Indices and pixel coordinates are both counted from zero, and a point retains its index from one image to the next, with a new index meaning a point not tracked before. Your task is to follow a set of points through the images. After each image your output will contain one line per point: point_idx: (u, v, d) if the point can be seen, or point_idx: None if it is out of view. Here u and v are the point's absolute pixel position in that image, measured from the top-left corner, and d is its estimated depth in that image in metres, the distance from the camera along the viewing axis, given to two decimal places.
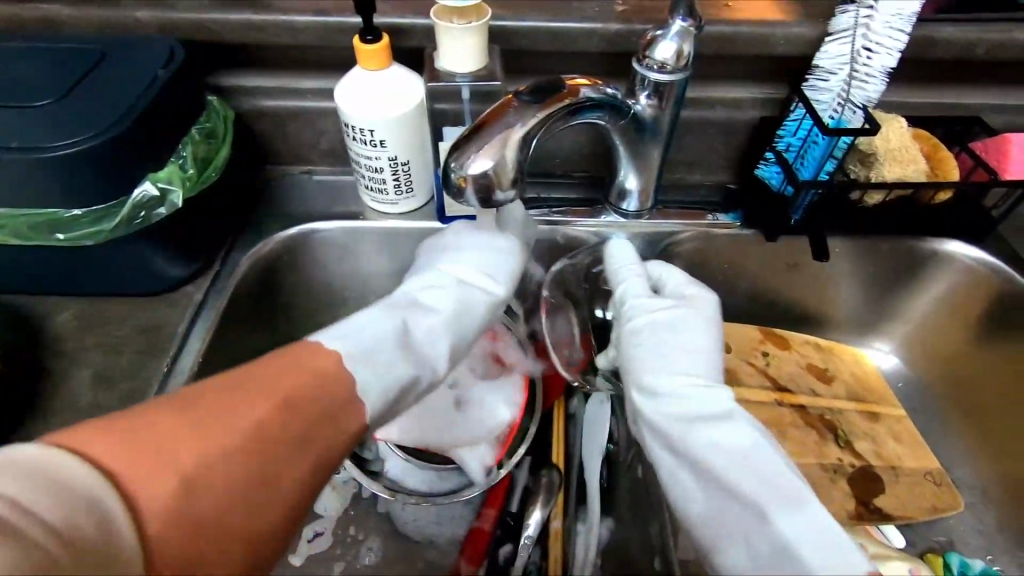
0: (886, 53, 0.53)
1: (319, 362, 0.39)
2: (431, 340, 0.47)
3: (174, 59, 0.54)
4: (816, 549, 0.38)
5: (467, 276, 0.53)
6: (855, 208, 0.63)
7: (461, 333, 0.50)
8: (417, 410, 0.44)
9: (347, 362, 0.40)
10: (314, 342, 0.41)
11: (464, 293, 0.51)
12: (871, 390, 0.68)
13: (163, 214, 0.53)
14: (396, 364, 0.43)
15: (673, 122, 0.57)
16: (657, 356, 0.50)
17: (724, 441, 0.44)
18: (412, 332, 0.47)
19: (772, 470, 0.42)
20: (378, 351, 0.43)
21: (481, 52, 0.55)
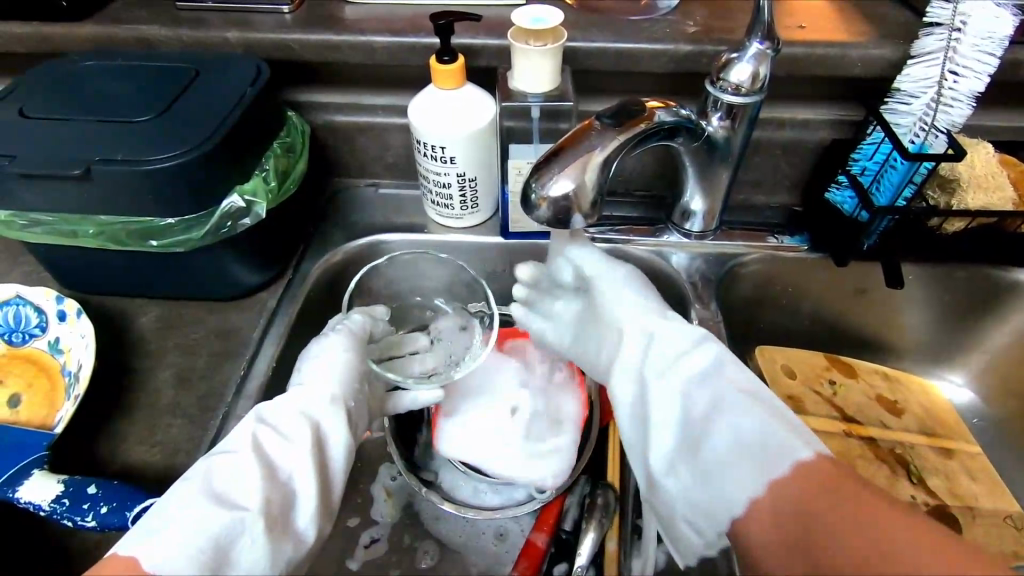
0: (975, 76, 0.51)
1: (133, 570, 0.36)
2: (251, 496, 0.41)
3: (260, 77, 0.57)
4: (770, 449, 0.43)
5: (290, 405, 0.48)
6: (931, 235, 0.61)
7: (290, 470, 0.44)
8: (248, 558, 0.39)
9: (149, 553, 0.37)
10: (129, 556, 0.37)
11: (281, 424, 0.47)
12: (944, 424, 0.65)
13: (248, 224, 0.55)
14: (210, 529, 0.39)
15: (744, 144, 0.57)
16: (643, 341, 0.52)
17: (693, 383, 0.49)
18: (223, 495, 0.41)
19: (732, 396, 0.47)
20: (192, 524, 0.39)
21: (554, 73, 0.56)
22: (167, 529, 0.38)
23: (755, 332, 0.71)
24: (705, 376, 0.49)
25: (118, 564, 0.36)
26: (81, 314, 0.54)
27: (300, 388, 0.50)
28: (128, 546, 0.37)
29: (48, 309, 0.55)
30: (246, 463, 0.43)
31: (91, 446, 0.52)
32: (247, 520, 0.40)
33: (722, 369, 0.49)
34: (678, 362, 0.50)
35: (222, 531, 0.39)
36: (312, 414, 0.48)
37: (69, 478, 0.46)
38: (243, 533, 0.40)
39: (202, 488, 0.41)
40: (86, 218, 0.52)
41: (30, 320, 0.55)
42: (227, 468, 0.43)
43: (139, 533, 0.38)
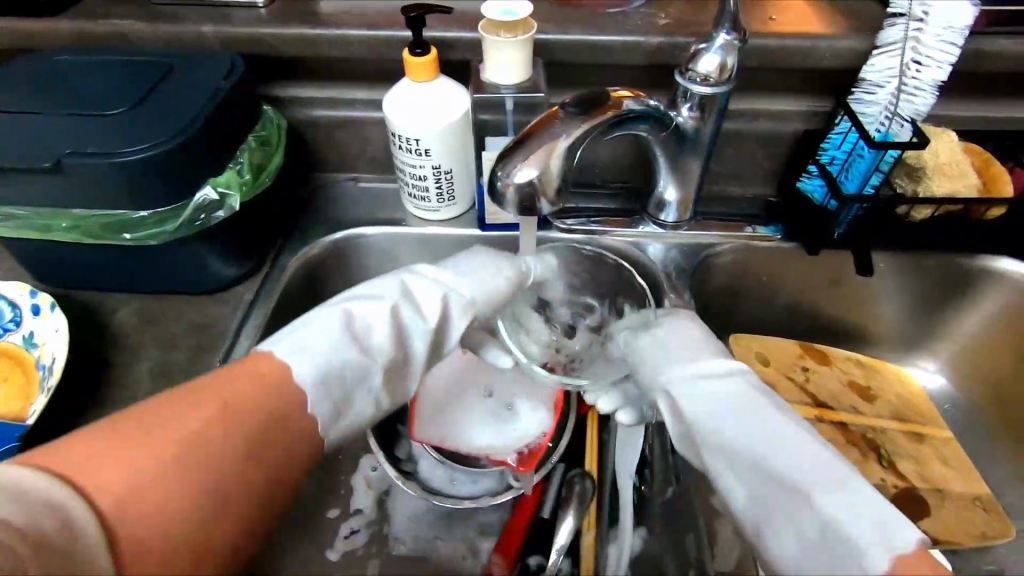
0: (936, 66, 0.52)
1: (277, 374, 0.42)
2: (384, 329, 0.49)
3: (235, 70, 0.57)
4: (863, 527, 0.37)
5: (421, 283, 0.52)
6: (900, 223, 0.62)
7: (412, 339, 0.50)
8: (358, 381, 0.46)
9: (287, 356, 0.44)
10: (283, 362, 0.43)
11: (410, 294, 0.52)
12: (916, 410, 0.66)
13: (222, 217, 0.55)
14: (336, 351, 0.46)
15: (714, 135, 0.57)
16: (672, 354, 0.49)
17: (775, 448, 0.42)
18: (355, 327, 0.48)
19: (804, 466, 0.41)
20: (323, 348, 0.45)
21: (526, 65, 0.56)
22: (298, 350, 0.45)
23: (731, 321, 0.72)
24: (781, 446, 0.42)
25: (269, 361, 0.43)
26: (55, 307, 0.54)
27: (437, 268, 0.54)
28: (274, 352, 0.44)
29: (23, 303, 0.55)
30: (384, 310, 0.49)
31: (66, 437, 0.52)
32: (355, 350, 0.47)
33: (764, 408, 0.44)
34: (744, 433, 0.43)
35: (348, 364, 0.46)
36: (431, 280, 0.53)
37: None
38: (352, 361, 0.46)
39: (343, 321, 0.48)
40: (60, 211, 0.52)
41: (4, 314, 0.55)
42: (365, 307, 0.49)
43: (275, 340, 0.46)
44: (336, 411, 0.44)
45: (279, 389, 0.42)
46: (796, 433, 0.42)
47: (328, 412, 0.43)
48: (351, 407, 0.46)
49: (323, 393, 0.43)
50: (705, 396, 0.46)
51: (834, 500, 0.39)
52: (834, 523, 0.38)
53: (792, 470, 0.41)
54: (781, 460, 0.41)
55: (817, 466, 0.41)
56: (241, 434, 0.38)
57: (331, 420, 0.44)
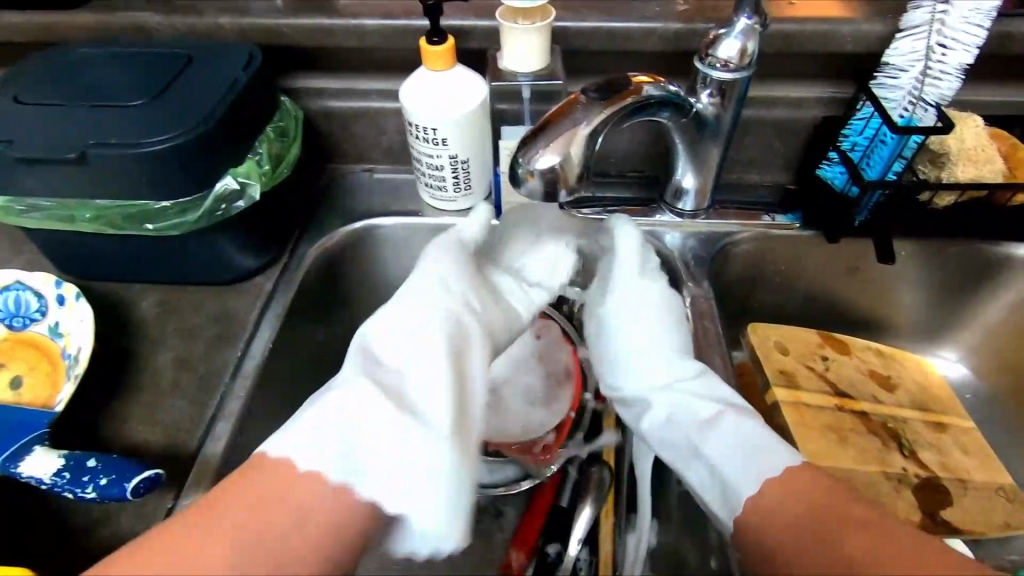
0: (963, 49, 0.51)
1: (281, 471, 0.39)
2: (393, 424, 0.41)
3: (253, 61, 0.57)
4: (749, 455, 0.44)
5: (421, 301, 0.49)
6: (923, 210, 0.61)
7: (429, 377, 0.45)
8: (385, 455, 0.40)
9: (290, 451, 0.40)
10: (286, 459, 0.40)
11: (423, 323, 0.48)
12: (937, 399, 0.66)
13: (241, 207, 0.55)
14: (344, 418, 0.41)
15: (734, 121, 0.57)
16: (624, 329, 0.55)
17: (682, 405, 0.49)
18: (373, 372, 0.45)
19: (710, 419, 0.47)
20: (339, 444, 0.40)
21: (543, 51, 0.56)
22: (304, 431, 0.41)
23: (749, 311, 0.71)
24: (687, 399, 0.49)
25: (270, 464, 0.40)
26: (80, 297, 0.55)
27: (428, 278, 0.51)
28: (272, 452, 0.40)
29: (48, 293, 0.56)
30: (401, 338, 0.47)
31: (91, 424, 0.53)
32: (380, 404, 0.42)
33: (701, 378, 0.50)
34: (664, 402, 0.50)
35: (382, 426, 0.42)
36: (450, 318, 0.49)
37: (69, 453, 0.47)
38: (385, 442, 0.41)
39: (367, 363, 0.45)
40: (84, 202, 0.52)
41: (30, 304, 0.56)
42: (380, 338, 0.48)
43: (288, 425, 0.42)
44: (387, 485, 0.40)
45: (284, 479, 0.39)
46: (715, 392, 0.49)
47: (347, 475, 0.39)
48: (389, 478, 0.40)
49: (340, 466, 0.40)
50: (630, 364, 0.53)
51: (728, 430, 0.46)
52: (725, 449, 0.45)
53: (695, 415, 0.48)
54: (687, 407, 0.49)
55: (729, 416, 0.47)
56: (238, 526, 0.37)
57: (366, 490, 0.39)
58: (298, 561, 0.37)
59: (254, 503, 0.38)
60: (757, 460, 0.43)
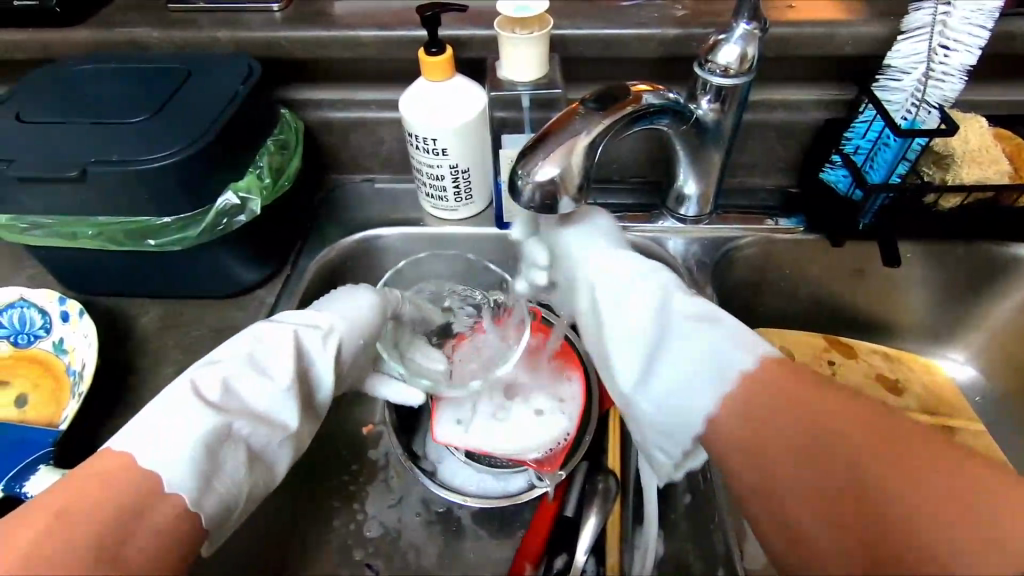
0: (965, 50, 0.50)
1: (122, 473, 0.35)
2: (237, 445, 0.41)
3: (252, 75, 0.57)
4: (727, 355, 0.38)
5: (284, 359, 0.46)
6: (928, 212, 0.60)
7: (280, 381, 0.45)
8: (238, 462, 0.41)
9: (139, 454, 0.37)
10: (151, 473, 0.36)
11: (251, 381, 0.44)
12: (945, 403, 0.65)
13: (243, 221, 0.56)
14: (206, 439, 0.39)
15: (735, 125, 0.57)
16: (616, 295, 0.44)
17: (627, 344, 0.42)
18: (216, 400, 0.42)
19: (685, 381, 0.39)
20: (174, 463, 0.37)
21: (542, 61, 0.56)
22: (164, 426, 0.39)
23: (753, 315, 0.71)
24: (629, 343, 0.42)
25: (121, 464, 0.36)
26: (83, 314, 0.55)
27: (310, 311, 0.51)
28: (120, 449, 0.37)
29: (52, 310, 0.56)
30: (236, 376, 0.44)
31: (96, 441, 0.53)
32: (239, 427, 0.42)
33: (696, 313, 0.41)
34: (612, 294, 0.45)
35: (223, 471, 0.40)
36: (318, 340, 0.48)
37: (70, 473, 0.48)
38: (237, 463, 0.41)
39: (198, 400, 0.41)
40: (86, 220, 0.52)
41: (33, 322, 0.56)
42: (208, 376, 0.43)
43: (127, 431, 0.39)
44: (208, 496, 0.38)
45: (112, 481, 0.35)
46: (719, 331, 0.39)
47: (200, 494, 0.38)
48: (227, 486, 0.40)
49: (200, 482, 0.38)
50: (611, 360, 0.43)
51: (706, 344, 0.39)
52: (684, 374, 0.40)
53: (708, 358, 0.39)
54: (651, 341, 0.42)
55: (646, 308, 0.42)
56: (80, 533, 0.32)
57: (208, 506, 0.38)
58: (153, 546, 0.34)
59: (75, 518, 0.32)
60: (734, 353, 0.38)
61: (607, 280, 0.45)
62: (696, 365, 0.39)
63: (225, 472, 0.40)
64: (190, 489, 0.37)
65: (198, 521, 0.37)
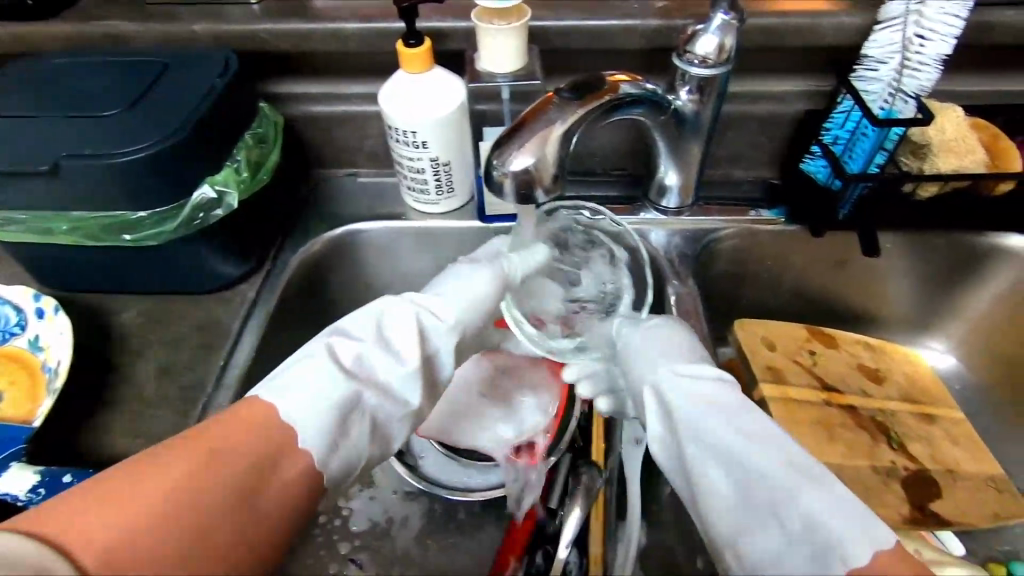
0: (941, 40, 0.51)
1: (267, 424, 0.40)
2: (360, 416, 0.45)
3: (229, 67, 0.57)
4: (834, 527, 0.36)
5: (403, 330, 0.50)
6: (907, 202, 0.61)
7: (401, 350, 0.49)
8: (361, 427, 0.45)
9: (287, 412, 0.41)
10: (287, 427, 0.41)
11: (404, 351, 0.49)
12: (925, 391, 0.66)
13: (220, 215, 0.55)
14: (336, 404, 0.44)
15: (715, 116, 0.57)
16: (711, 453, 0.41)
17: (719, 464, 0.40)
18: (347, 366, 0.46)
19: (758, 461, 0.39)
20: (305, 418, 0.42)
21: (521, 53, 0.56)
22: (298, 389, 0.43)
23: (737, 307, 0.71)
24: (710, 448, 0.42)
25: (255, 414, 0.40)
26: (59, 310, 0.54)
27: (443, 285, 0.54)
28: (271, 405, 0.41)
29: (27, 307, 0.55)
30: (370, 350, 0.48)
31: (73, 438, 0.52)
32: (368, 396, 0.46)
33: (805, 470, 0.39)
34: (707, 413, 0.43)
35: (347, 437, 0.44)
36: (430, 321, 0.51)
37: (45, 469, 0.47)
38: (359, 433, 0.45)
39: (337, 371, 0.45)
40: (60, 214, 0.52)
41: (9, 318, 0.55)
42: (345, 346, 0.48)
43: (277, 384, 0.43)
44: (333, 457, 0.42)
45: (257, 431, 0.39)
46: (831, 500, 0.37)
47: (327, 454, 0.42)
48: (348, 449, 0.44)
49: (329, 442, 0.42)
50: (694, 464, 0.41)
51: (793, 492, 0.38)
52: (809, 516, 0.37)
53: (809, 512, 0.37)
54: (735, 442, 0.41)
55: (763, 441, 0.40)
56: (228, 481, 0.36)
57: (332, 466, 0.42)
58: (281, 501, 0.38)
59: (230, 462, 0.37)
60: (844, 541, 0.35)
61: (717, 436, 0.41)
62: (778, 498, 0.38)
63: (353, 436, 0.44)
64: (320, 449, 0.41)
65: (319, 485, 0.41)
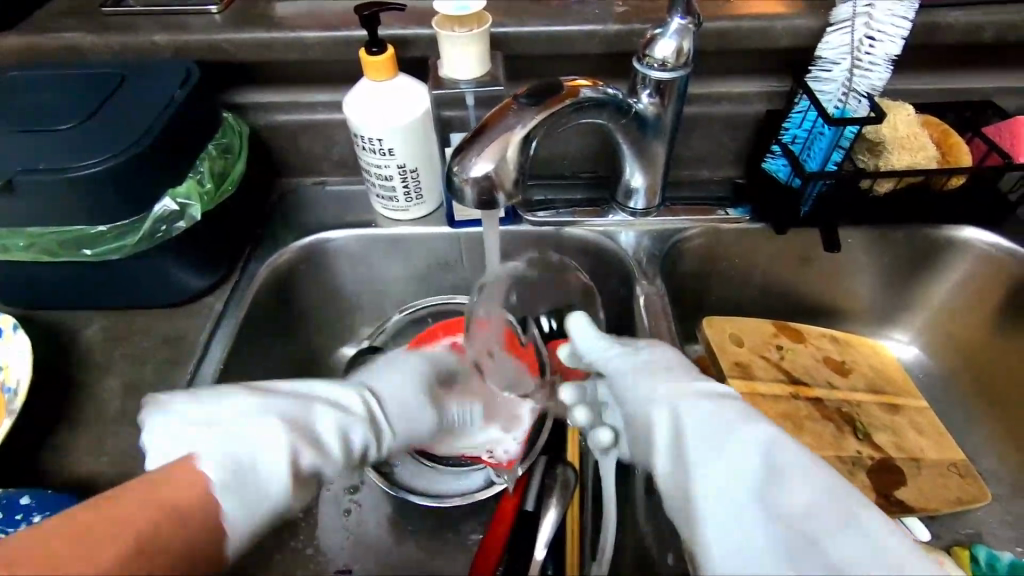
0: (890, 40, 0.53)
1: (191, 485, 0.38)
2: (278, 453, 0.41)
3: (190, 79, 0.56)
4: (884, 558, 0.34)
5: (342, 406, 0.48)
6: (865, 196, 0.62)
7: (339, 416, 0.47)
8: (278, 477, 0.41)
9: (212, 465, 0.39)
10: (206, 478, 0.39)
11: (334, 418, 0.47)
12: (892, 381, 0.67)
13: (182, 227, 0.54)
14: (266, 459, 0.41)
15: (676, 119, 0.58)
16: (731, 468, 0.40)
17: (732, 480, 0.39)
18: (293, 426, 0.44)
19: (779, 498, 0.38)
20: (232, 459, 0.41)
21: (482, 59, 0.56)
22: (235, 453, 0.41)
23: (707, 305, 0.72)
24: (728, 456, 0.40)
25: (187, 468, 0.39)
26: (17, 329, 0.53)
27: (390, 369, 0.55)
28: (204, 459, 0.40)
29: None
30: (304, 410, 0.46)
31: (35, 458, 0.51)
32: (305, 448, 0.43)
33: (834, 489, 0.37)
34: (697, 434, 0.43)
35: (268, 486, 0.41)
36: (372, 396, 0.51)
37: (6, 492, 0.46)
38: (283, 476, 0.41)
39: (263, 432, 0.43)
40: (16, 231, 0.51)
41: None
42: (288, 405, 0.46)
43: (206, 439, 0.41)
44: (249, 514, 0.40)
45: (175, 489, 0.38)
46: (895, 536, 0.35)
47: (245, 510, 0.39)
48: (263, 501, 0.40)
49: (249, 500, 0.40)
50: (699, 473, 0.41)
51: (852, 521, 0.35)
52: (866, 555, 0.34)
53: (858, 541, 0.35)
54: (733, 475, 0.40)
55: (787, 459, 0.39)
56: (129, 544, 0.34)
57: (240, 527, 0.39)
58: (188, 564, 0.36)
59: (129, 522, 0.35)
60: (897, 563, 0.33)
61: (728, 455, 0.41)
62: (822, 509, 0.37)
63: (278, 485, 0.41)
64: (237, 504, 0.39)
65: (223, 544, 0.39)
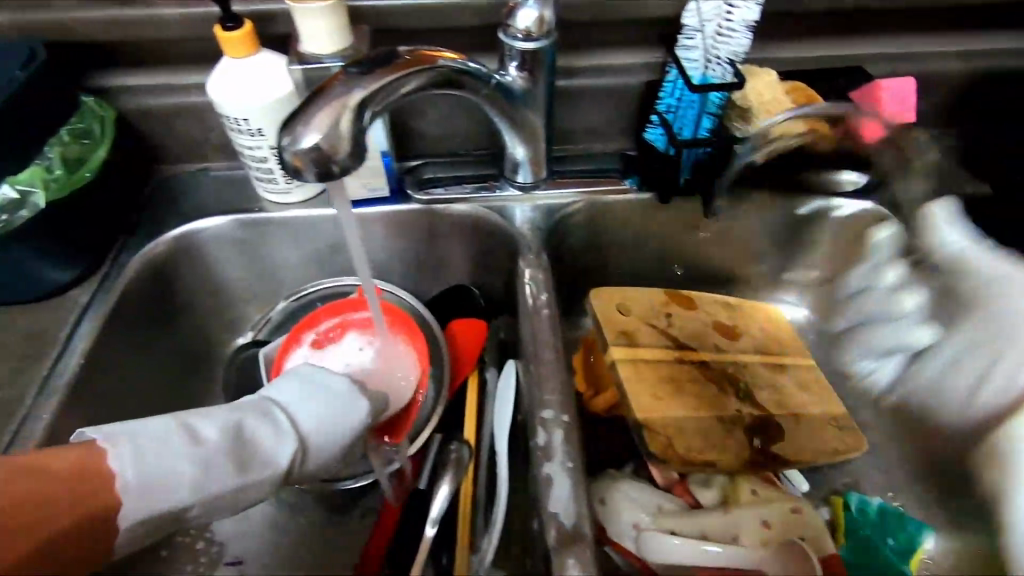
0: (745, 4, 0.54)
1: (100, 482, 0.39)
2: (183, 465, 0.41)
3: (34, 60, 0.53)
4: None
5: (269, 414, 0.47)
6: (742, 163, 0.64)
7: (260, 427, 0.46)
8: (181, 490, 0.41)
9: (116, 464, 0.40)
10: (112, 479, 0.39)
11: (253, 431, 0.45)
12: (780, 342, 0.70)
13: (25, 216, 0.52)
14: (173, 471, 0.41)
15: (548, 91, 0.58)
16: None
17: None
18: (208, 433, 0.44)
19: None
20: (144, 459, 0.41)
21: (342, 33, 0.54)
22: (150, 454, 0.41)
23: (603, 277, 0.73)
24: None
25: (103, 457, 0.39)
26: None
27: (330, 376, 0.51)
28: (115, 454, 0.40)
29: None
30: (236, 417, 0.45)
31: None
32: (203, 468, 0.42)
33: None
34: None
35: (165, 495, 0.41)
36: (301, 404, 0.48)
37: None
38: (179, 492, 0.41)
39: (188, 443, 0.42)
40: None
41: None
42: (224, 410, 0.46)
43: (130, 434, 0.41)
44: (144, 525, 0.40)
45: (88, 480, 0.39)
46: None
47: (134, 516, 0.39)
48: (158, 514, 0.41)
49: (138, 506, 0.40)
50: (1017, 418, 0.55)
51: None
52: None
53: None
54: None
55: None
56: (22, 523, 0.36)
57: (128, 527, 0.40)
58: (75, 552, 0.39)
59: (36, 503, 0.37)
60: None
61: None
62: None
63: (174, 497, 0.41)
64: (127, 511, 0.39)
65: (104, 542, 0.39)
